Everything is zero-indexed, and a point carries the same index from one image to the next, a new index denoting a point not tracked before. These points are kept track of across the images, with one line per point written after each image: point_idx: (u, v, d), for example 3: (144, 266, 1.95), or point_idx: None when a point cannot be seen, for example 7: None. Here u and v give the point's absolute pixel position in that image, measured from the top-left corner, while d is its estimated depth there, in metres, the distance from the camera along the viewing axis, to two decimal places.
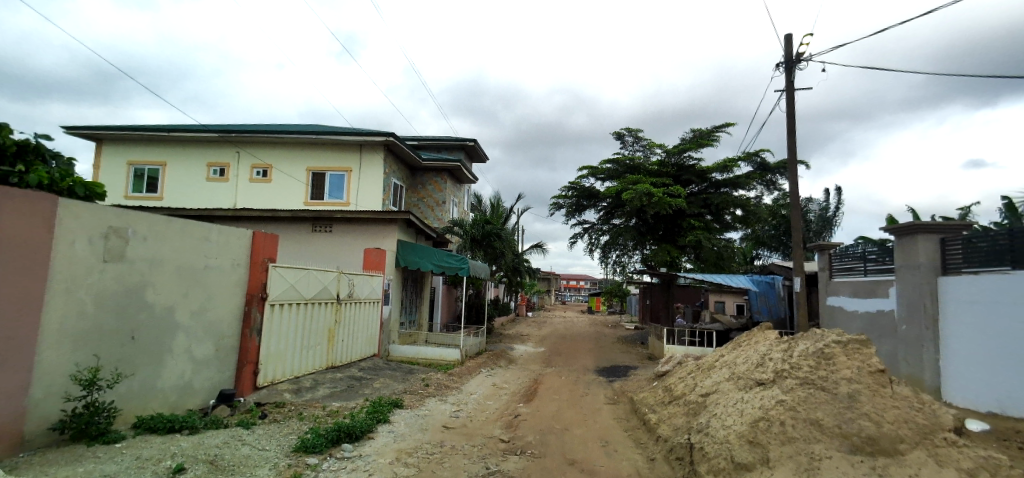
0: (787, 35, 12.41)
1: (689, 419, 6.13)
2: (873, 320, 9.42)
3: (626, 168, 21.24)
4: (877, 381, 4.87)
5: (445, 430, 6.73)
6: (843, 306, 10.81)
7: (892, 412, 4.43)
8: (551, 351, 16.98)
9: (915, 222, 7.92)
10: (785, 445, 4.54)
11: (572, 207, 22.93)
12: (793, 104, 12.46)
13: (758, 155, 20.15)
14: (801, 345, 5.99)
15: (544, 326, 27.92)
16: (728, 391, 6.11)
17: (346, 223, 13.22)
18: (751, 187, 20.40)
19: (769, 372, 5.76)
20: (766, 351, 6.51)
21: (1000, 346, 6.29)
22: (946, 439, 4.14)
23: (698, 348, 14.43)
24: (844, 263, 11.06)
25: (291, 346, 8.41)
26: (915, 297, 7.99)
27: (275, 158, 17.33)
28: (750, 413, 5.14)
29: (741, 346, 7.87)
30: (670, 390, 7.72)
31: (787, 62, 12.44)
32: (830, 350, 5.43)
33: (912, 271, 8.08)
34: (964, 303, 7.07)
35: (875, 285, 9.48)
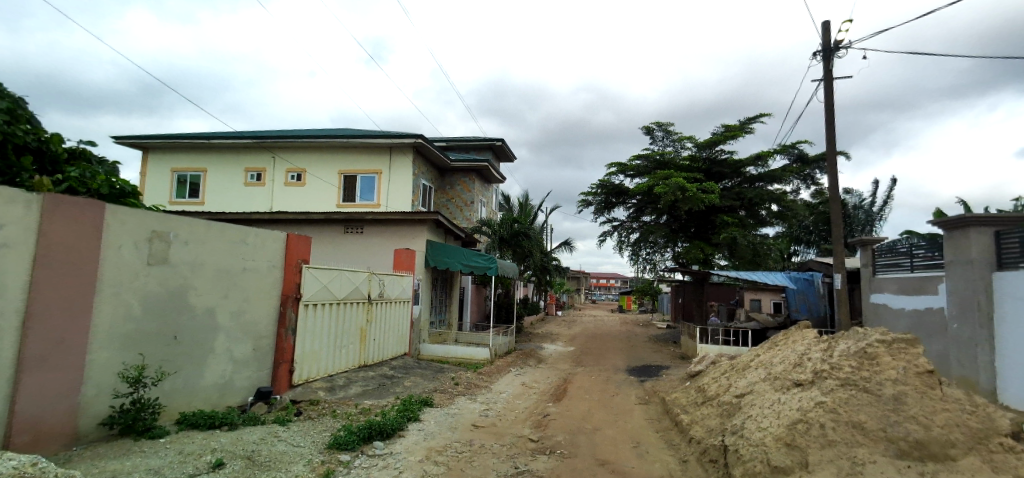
0: (825, 22, 11.93)
1: (724, 420, 5.96)
2: (921, 319, 8.97)
3: (655, 164, 20.88)
4: (924, 382, 4.62)
5: (474, 429, 6.75)
6: (889, 303, 10.32)
7: (942, 415, 4.19)
8: (581, 350, 16.86)
9: (966, 215, 7.51)
10: (825, 448, 4.36)
11: (601, 205, 22.69)
12: (832, 94, 11.98)
13: (795, 147, 19.48)
14: (842, 344, 5.73)
15: (574, 325, 27.78)
16: (764, 392, 5.91)
17: (376, 224, 13.45)
18: (787, 182, 19.71)
19: (808, 373, 5.54)
20: (804, 350, 6.27)
21: None
22: (1003, 444, 3.90)
23: (733, 347, 14.07)
24: (889, 258, 10.56)
25: (324, 345, 8.60)
26: (967, 294, 7.57)
27: (308, 162, 17.79)
28: (788, 415, 4.95)
29: (778, 345, 7.61)
30: (703, 390, 7.53)
31: (824, 51, 11.96)
32: (873, 349, 5.18)
33: (964, 267, 7.67)
34: (1022, 300, 6.65)
35: (923, 281, 9.02)
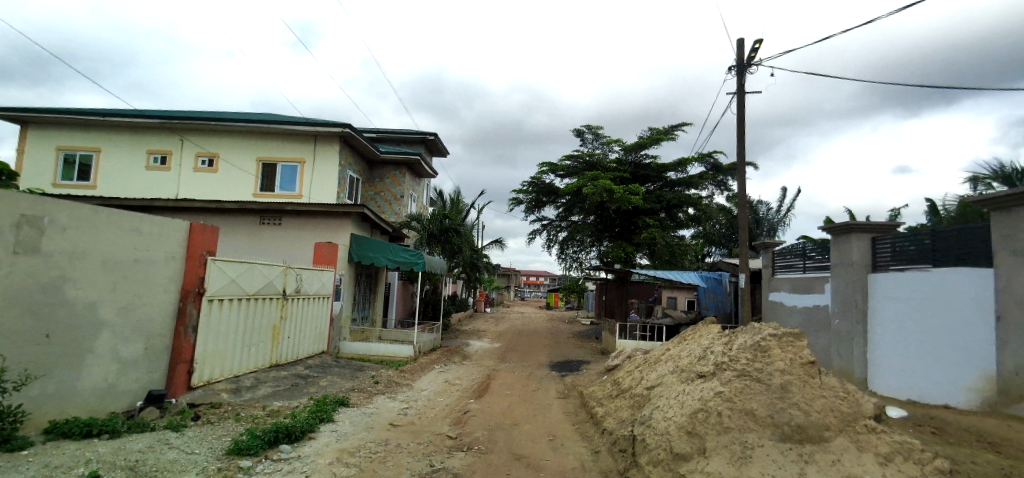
0: (739, 40, 12.82)
1: (634, 412, 6.24)
2: (810, 315, 9.93)
3: (584, 165, 21.54)
4: (807, 372, 5.08)
5: (391, 428, 6.59)
6: (784, 301, 11.30)
7: (820, 402, 4.63)
8: (506, 347, 17.01)
9: (850, 222, 8.38)
10: (721, 435, 4.71)
11: (531, 203, 23.01)
12: (744, 107, 12.91)
13: (710, 155, 20.83)
14: (740, 338, 6.18)
15: (502, 322, 28.01)
16: (671, 383, 6.26)
17: (296, 215, 12.72)
18: (703, 187, 21.03)
19: (710, 365, 5.92)
20: (708, 345, 6.67)
21: (931, 342, 6.78)
22: (867, 426, 4.37)
23: (649, 343, 14.84)
24: (785, 259, 11.59)
25: (231, 344, 8.01)
26: (848, 293, 8.49)
27: (222, 147, 16.50)
28: (691, 404, 5.27)
29: (686, 339, 8.08)
30: (618, 383, 7.85)
31: (738, 66, 12.86)
32: (765, 342, 5.60)
33: (846, 269, 8.59)
34: (894, 300, 7.54)
35: (812, 281, 9.97)
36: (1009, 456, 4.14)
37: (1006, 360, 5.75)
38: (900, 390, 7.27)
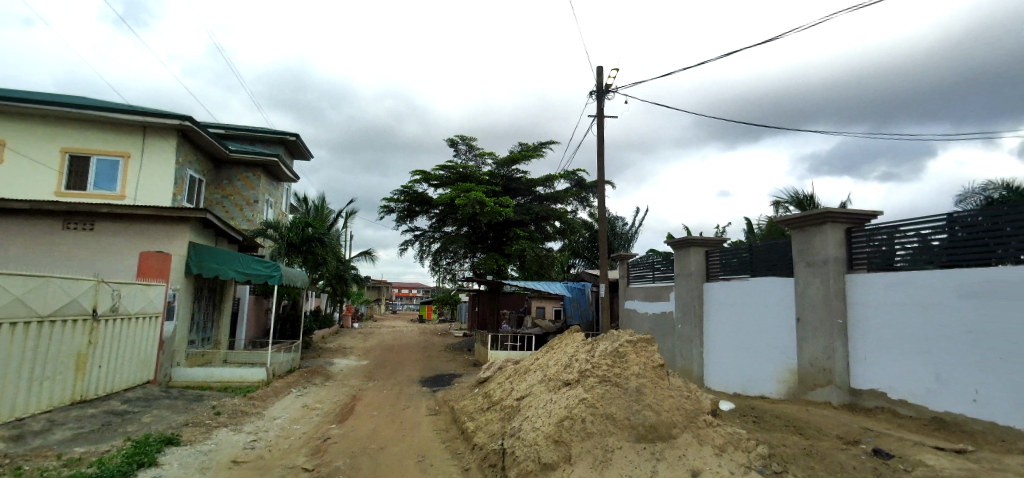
0: (599, 67, 13.93)
1: (504, 424, 6.27)
2: (658, 321, 11.04)
3: (458, 176, 21.61)
4: (657, 375, 5.57)
5: (233, 466, 5.75)
6: (637, 309, 12.39)
7: (668, 401, 5.07)
8: (374, 364, 16.17)
9: (689, 237, 9.52)
10: (585, 440, 4.92)
11: (403, 213, 22.39)
12: (603, 129, 14.02)
13: (575, 173, 22.28)
14: (601, 345, 6.54)
15: (371, 337, 26.71)
16: (539, 393, 6.41)
17: (115, 220, 10.70)
18: (568, 202, 22.36)
19: (575, 373, 6.17)
20: (573, 353, 6.97)
21: (753, 342, 7.96)
22: (705, 420, 4.89)
23: (519, 352, 15.24)
24: (638, 270, 12.75)
25: (13, 379, 6.35)
26: (688, 301, 9.61)
27: (12, 133, 13.38)
28: (557, 413, 5.42)
29: (553, 348, 8.39)
30: (489, 396, 7.84)
31: (598, 91, 13.96)
32: (623, 348, 5.98)
33: (686, 279, 9.72)
34: (724, 305, 8.72)
35: (660, 290, 11.11)
36: (808, 437, 4.93)
37: (804, 355, 6.91)
38: (732, 385, 8.38)
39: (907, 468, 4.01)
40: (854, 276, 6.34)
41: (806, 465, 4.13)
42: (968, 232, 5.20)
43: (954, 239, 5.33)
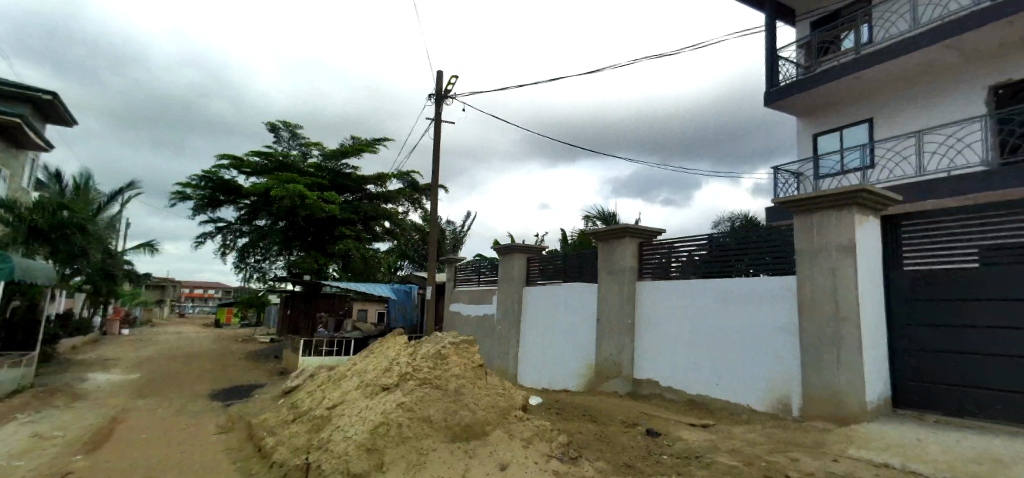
0: (439, 71, 13.96)
1: (311, 437, 5.75)
2: (480, 323, 11.43)
3: (277, 165, 19.58)
4: (476, 374, 5.69)
5: None
6: (461, 311, 12.64)
7: (484, 400, 5.21)
8: (150, 377, 13.48)
9: (513, 243, 10.10)
10: (399, 445, 4.78)
11: (203, 201, 19.28)
12: (439, 133, 14.05)
13: (408, 174, 21.88)
14: (423, 348, 6.38)
15: (148, 345, 22.28)
16: (353, 400, 6.04)
17: None
18: (399, 203, 21.79)
19: (394, 377, 5.95)
20: (394, 356, 6.73)
21: (561, 342, 8.72)
22: (517, 416, 5.16)
23: (335, 358, 14.28)
24: (464, 274, 13.02)
25: None
26: (509, 304, 10.16)
27: None
28: (372, 419, 5.18)
29: (372, 352, 8.01)
30: (295, 407, 7.11)
31: (437, 95, 13.97)
32: (445, 350, 5.96)
33: (508, 283, 10.28)
34: (540, 308, 9.43)
35: (484, 293, 11.51)
36: (599, 423, 5.57)
37: (601, 352, 7.81)
38: (542, 381, 9.07)
39: (670, 443, 4.79)
40: (642, 283, 7.41)
41: (596, 449, 4.63)
42: (722, 250, 6.48)
43: (713, 255, 6.59)
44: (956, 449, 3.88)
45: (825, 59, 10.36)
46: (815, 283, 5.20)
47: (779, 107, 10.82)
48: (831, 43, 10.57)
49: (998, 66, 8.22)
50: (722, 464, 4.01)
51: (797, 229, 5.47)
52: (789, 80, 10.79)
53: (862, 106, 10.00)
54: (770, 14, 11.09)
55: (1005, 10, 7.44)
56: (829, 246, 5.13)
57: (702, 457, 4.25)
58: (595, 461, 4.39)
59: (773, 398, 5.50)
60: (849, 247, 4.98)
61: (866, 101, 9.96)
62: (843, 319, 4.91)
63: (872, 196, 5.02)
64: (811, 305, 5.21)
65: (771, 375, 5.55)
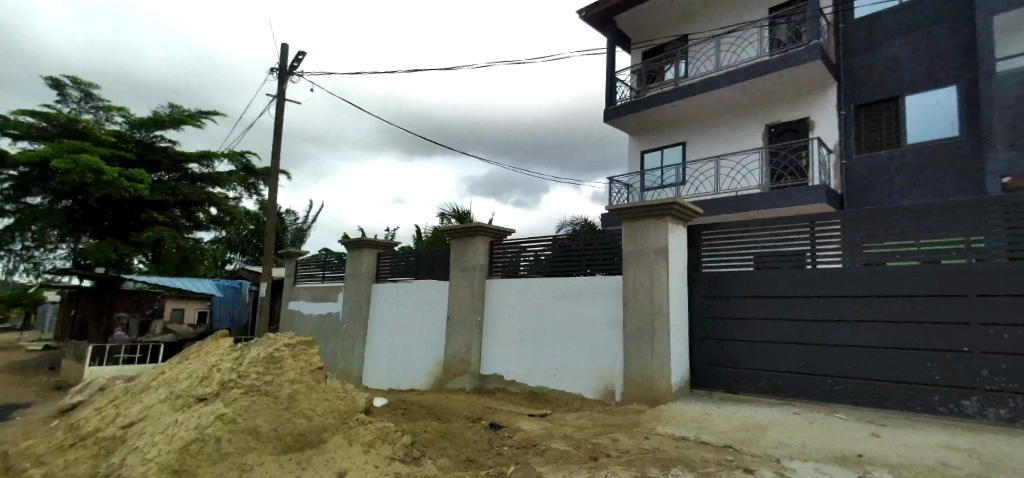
0: (284, 45, 12.67)
1: (98, 463, 4.78)
2: (323, 322, 10.67)
3: (60, 130, 16.02)
4: (314, 378, 5.25)
5: None
6: (302, 310, 11.65)
7: (322, 405, 4.85)
8: None
9: (363, 238, 9.62)
10: (216, 463, 4.26)
11: None
12: (282, 113, 12.75)
13: (243, 155, 19.46)
14: (253, 351, 5.59)
15: None
16: (159, 416, 5.16)
17: None
18: (230, 187, 19.17)
19: (214, 385, 5.21)
20: (215, 361, 5.90)
21: (410, 340, 8.57)
22: (359, 419, 4.92)
23: (137, 367, 12.07)
24: (307, 269, 12.02)
25: None
26: (356, 301, 9.67)
27: None
28: (182, 436, 4.53)
29: (188, 358, 6.94)
30: (76, 428, 5.83)
31: (280, 71, 12.66)
32: (279, 353, 5.38)
33: (356, 279, 9.77)
34: (389, 305, 9.15)
35: (328, 290, 10.76)
36: (444, 420, 5.60)
37: (450, 349, 7.86)
38: (390, 381, 8.83)
39: (511, 434, 5.03)
40: (492, 281, 7.65)
41: (439, 447, 4.64)
42: (565, 251, 7.00)
43: (556, 255, 7.08)
44: (733, 420, 4.73)
45: (653, 86, 11.86)
46: (638, 283, 5.91)
47: (616, 124, 12.08)
48: (658, 73, 12.15)
49: (774, 110, 10.28)
50: (554, 450, 4.32)
51: (625, 234, 6.15)
52: (624, 101, 12.11)
53: (679, 131, 11.67)
54: (612, 39, 12.32)
55: (779, 65, 9.34)
56: (649, 250, 5.87)
57: (537, 445, 4.53)
58: (437, 459, 4.39)
59: (601, 386, 6.12)
60: (664, 251, 5.76)
61: (683, 127, 11.63)
62: (658, 314, 5.67)
63: (683, 208, 5.88)
64: (634, 302, 5.91)
65: (600, 365, 6.16)
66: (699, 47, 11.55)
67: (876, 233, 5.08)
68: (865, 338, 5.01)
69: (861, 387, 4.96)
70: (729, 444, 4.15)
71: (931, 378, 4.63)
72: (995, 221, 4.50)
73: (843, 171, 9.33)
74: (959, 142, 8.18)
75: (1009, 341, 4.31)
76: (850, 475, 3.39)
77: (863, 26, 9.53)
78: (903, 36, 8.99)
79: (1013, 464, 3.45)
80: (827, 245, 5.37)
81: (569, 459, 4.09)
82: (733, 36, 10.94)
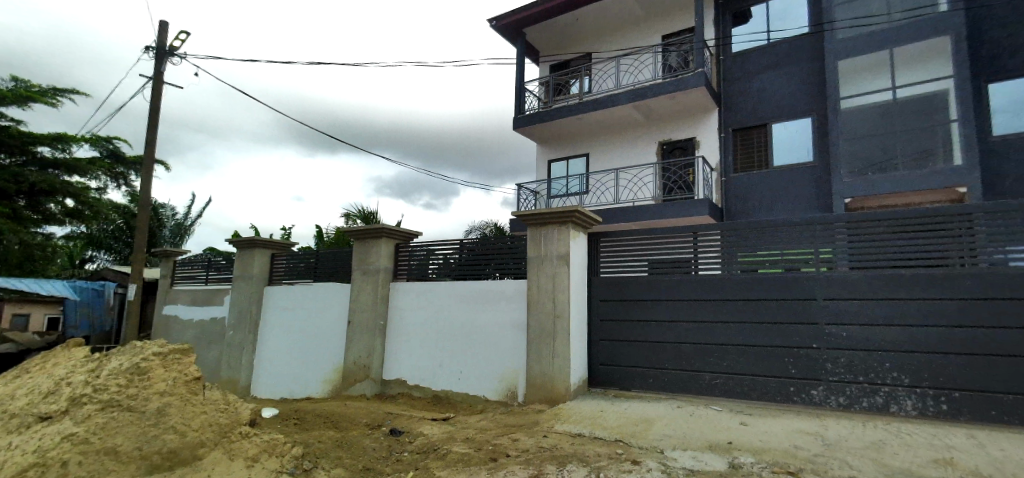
0: (164, 22, 11.42)
1: None
2: (205, 329, 9.70)
3: None
4: (189, 389, 4.73)
5: None
6: (179, 315, 10.50)
7: (198, 419, 4.40)
8: None
9: (255, 237, 8.92)
10: None
11: None
12: (159, 97, 11.46)
13: (109, 140, 17.18)
14: (114, 362, 4.93)
15: None
16: None
17: None
18: (92, 176, 16.81)
19: (62, 402, 4.48)
20: (66, 373, 5.12)
21: (306, 346, 8.07)
22: (242, 432, 4.54)
23: None
24: (187, 270, 10.87)
25: None
26: (245, 305, 8.92)
27: None
28: (16, 462, 3.83)
29: (29, 371, 5.95)
30: None
31: (158, 50, 11.38)
32: (146, 363, 4.75)
33: (245, 282, 9.02)
34: (283, 310, 8.56)
35: (212, 293, 9.82)
36: (340, 429, 5.35)
37: (349, 355, 7.52)
38: (282, 390, 8.25)
39: (411, 440, 4.93)
40: (396, 284, 7.48)
41: (334, 457, 4.42)
42: (474, 255, 7.01)
43: (462, 259, 7.09)
44: (624, 415, 5.05)
45: (559, 99, 12.37)
46: (541, 286, 6.10)
47: (524, 132, 12.38)
48: (565, 87, 12.66)
49: (667, 129, 11.19)
50: (455, 453, 4.30)
51: (529, 240, 6.32)
52: (533, 111, 12.46)
53: (583, 142, 12.26)
54: (521, 49, 12.64)
55: (671, 88, 10.19)
56: (552, 255, 6.10)
57: (438, 449, 4.48)
58: (331, 470, 4.18)
59: (504, 388, 6.21)
60: (566, 256, 6.02)
61: (587, 139, 12.24)
62: (558, 316, 5.91)
63: (583, 216, 6.18)
64: (537, 305, 6.09)
65: (504, 367, 6.25)
66: (602, 65, 12.26)
67: (748, 244, 5.72)
68: (736, 338, 5.61)
69: (732, 381, 5.53)
70: (620, 438, 4.41)
71: (787, 372, 5.29)
72: (838, 236, 5.28)
73: (723, 187, 10.38)
74: (813, 167, 9.49)
75: (846, 338, 5.08)
76: (721, 460, 3.77)
77: (740, 59, 10.72)
78: (771, 71, 10.26)
79: (846, 442, 4.06)
80: (708, 253, 5.93)
81: (469, 461, 4.10)
82: (632, 58, 11.76)
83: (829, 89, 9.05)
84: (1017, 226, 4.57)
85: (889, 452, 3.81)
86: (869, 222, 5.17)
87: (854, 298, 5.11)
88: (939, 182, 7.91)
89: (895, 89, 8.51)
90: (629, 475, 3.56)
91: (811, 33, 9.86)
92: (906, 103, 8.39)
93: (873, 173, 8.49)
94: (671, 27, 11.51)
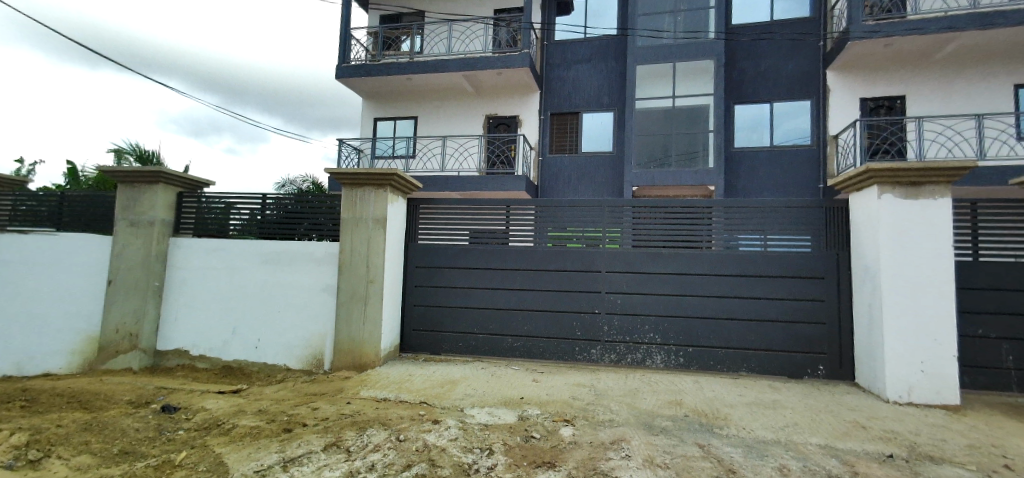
0: None
1: None
2: None
3: None
4: None
5: None
6: None
7: None
8: None
9: None
10: None
11: None
12: None
13: None
14: None
15: None
16: None
17: None
18: None
19: None
20: None
21: (37, 310, 6.35)
22: None
23: None
24: None
25: None
26: None
27: None
28: None
29: None
30: None
31: None
32: None
33: None
34: None
35: None
36: (92, 410, 4.43)
37: (107, 322, 6.22)
38: None
39: (188, 416, 4.33)
40: (178, 239, 6.39)
41: (78, 442, 3.66)
42: (281, 212, 6.35)
43: (265, 214, 6.36)
44: (431, 377, 5.24)
45: (388, 53, 11.70)
46: (355, 250, 5.85)
47: (348, 83, 11.47)
48: (394, 42, 12.08)
49: (494, 103, 11.55)
50: (242, 428, 3.93)
51: (344, 200, 5.97)
52: (358, 61, 11.56)
53: (411, 104, 11.92)
54: None
55: (499, 63, 10.48)
56: (368, 218, 5.88)
57: (222, 424, 4.04)
58: (70, 458, 3.46)
59: (307, 356, 5.86)
60: (383, 220, 5.87)
61: (415, 101, 11.93)
62: (372, 281, 5.79)
63: (402, 181, 6.06)
64: (349, 269, 5.83)
65: (309, 334, 5.88)
66: (434, 26, 11.97)
67: (552, 219, 6.30)
68: (536, 304, 6.20)
69: (529, 343, 6.15)
70: (424, 400, 4.56)
71: (574, 334, 6.07)
72: (623, 219, 6.16)
73: (539, 166, 11.22)
74: (611, 157, 10.87)
75: (620, 305, 6.02)
76: (512, 414, 4.18)
77: (561, 48, 11.55)
78: (586, 65, 11.29)
79: (610, 391, 4.87)
80: (518, 226, 6.37)
81: (258, 434, 3.79)
82: (465, 26, 11.74)
83: (629, 89, 10.37)
84: (737, 219, 5.91)
85: (640, 397, 4.69)
86: (645, 208, 6.16)
87: (628, 271, 6.06)
88: (698, 180, 9.77)
89: (675, 98, 10.13)
90: (429, 433, 3.71)
91: (618, 36, 11.09)
92: (681, 112, 10.09)
93: (654, 167, 10.09)
94: (502, 3, 11.79)
